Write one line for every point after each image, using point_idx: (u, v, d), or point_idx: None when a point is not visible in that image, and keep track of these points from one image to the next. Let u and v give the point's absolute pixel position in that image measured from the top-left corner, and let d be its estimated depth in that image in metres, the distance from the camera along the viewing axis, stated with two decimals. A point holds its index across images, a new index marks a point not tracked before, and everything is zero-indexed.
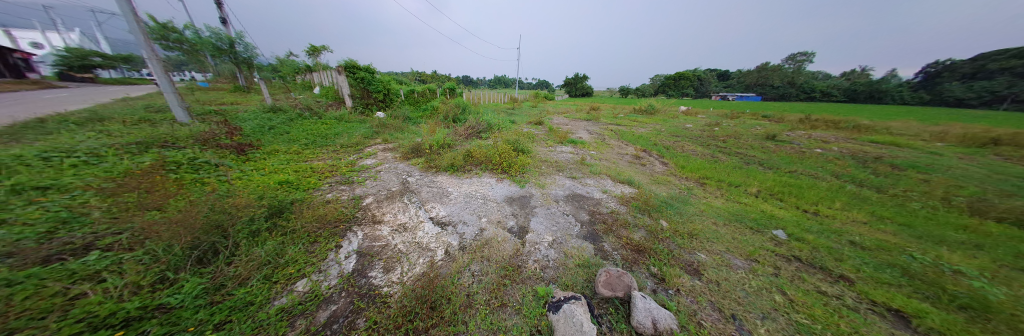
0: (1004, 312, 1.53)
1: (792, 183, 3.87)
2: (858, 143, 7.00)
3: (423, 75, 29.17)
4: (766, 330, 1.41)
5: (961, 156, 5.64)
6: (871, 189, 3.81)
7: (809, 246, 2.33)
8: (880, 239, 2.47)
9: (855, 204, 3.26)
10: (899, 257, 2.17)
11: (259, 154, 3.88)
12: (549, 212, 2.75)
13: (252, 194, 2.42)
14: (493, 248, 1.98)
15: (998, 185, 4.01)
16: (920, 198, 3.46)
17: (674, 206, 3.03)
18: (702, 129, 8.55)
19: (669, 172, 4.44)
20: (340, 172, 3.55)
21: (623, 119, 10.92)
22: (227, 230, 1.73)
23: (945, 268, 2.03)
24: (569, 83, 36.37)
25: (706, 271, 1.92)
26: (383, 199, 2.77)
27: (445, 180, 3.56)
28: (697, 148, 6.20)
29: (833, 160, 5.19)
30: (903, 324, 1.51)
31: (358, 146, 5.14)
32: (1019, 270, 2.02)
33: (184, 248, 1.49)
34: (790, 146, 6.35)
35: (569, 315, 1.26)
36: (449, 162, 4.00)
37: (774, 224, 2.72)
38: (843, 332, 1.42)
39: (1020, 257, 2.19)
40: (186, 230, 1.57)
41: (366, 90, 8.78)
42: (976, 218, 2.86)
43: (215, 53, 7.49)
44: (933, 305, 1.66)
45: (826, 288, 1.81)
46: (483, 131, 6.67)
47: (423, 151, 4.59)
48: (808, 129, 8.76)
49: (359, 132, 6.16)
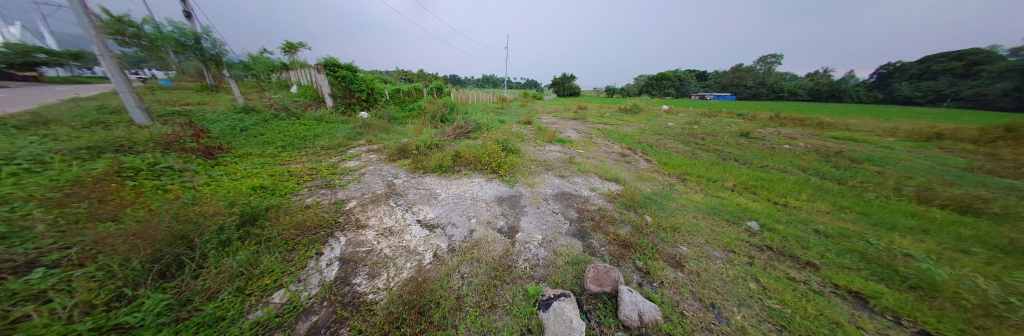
0: (947, 291, 1.71)
1: (764, 177, 4.13)
2: (822, 139, 7.58)
3: (409, 74, 28.44)
4: (742, 317, 1.50)
5: (909, 150, 6.24)
6: (833, 181, 4.14)
7: (779, 235, 2.50)
8: (842, 227, 2.69)
9: (819, 195, 3.52)
10: (857, 243, 2.37)
11: (229, 158, 3.63)
12: (539, 211, 2.77)
13: (222, 201, 2.27)
14: (483, 249, 1.97)
15: (938, 175, 4.48)
16: (875, 188, 3.79)
17: (658, 201, 3.15)
18: (683, 127, 8.94)
19: (653, 169, 4.61)
20: (321, 176, 3.40)
21: (609, 118, 11.20)
22: (194, 240, 1.61)
23: (897, 252, 2.24)
24: (557, 83, 36.79)
25: (688, 263, 2.01)
26: (367, 203, 2.67)
27: (433, 181, 3.49)
28: (679, 145, 6.48)
29: (800, 155, 5.59)
30: (861, 305, 1.66)
31: (340, 148, 4.94)
32: (959, 252, 2.27)
33: (144, 262, 1.37)
34: (762, 143, 6.78)
35: (559, 312, 1.28)
36: (437, 162, 3.93)
37: (748, 216, 2.90)
38: (810, 315, 1.53)
39: (959, 240, 2.45)
40: (148, 242, 1.45)
41: (348, 88, 8.45)
42: (924, 206, 3.17)
43: (179, 49, 6.92)
44: (888, 286, 1.82)
45: (794, 274, 1.95)
46: (472, 131, 6.62)
47: (410, 152, 4.49)
48: (777, 126, 9.38)
49: (341, 133, 5.92)
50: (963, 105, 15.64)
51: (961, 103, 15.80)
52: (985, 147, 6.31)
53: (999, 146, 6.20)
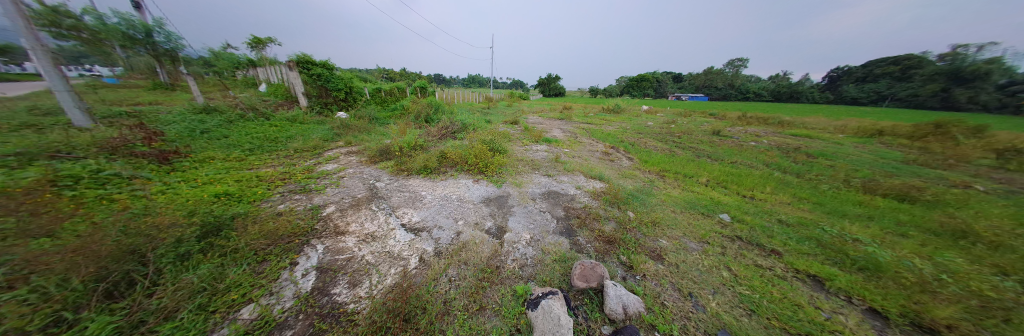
0: (890, 271, 1.94)
1: (734, 172, 4.44)
2: (783, 136, 8.27)
3: (391, 73, 27.47)
4: (717, 304, 1.60)
5: (856, 145, 6.98)
6: (793, 174, 4.54)
7: (748, 226, 2.70)
8: (801, 216, 2.96)
9: (781, 188, 3.85)
10: (814, 231, 2.62)
11: (188, 163, 3.30)
12: (527, 210, 2.79)
13: (179, 211, 2.05)
14: (471, 251, 1.95)
15: (877, 167, 5.06)
16: (828, 180, 4.21)
17: (640, 197, 3.28)
18: (662, 127, 9.38)
19: (635, 166, 4.79)
20: (295, 180, 3.19)
21: (593, 118, 11.51)
22: (147, 255, 1.44)
23: (847, 237, 2.50)
24: (543, 83, 37.20)
25: (667, 255, 2.11)
26: (347, 208, 2.54)
27: (418, 183, 3.39)
28: (658, 143, 6.80)
29: (765, 151, 6.07)
30: (819, 287, 1.83)
31: (316, 150, 4.66)
32: (898, 235, 2.58)
33: (86, 281, 1.19)
34: (731, 140, 7.29)
35: (547, 310, 1.29)
36: (422, 164, 3.83)
37: (721, 208, 3.11)
38: (776, 298, 1.67)
39: (897, 225, 2.79)
40: (90, 259, 1.27)
41: (324, 87, 8.03)
42: (870, 195, 3.57)
43: (126, 43, 6.21)
44: (841, 269, 2.03)
45: (761, 261, 2.11)
46: (458, 131, 6.52)
47: (393, 153, 4.34)
48: (745, 125, 10.12)
49: (318, 134, 5.59)
50: (903, 105, 18.21)
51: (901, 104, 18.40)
52: (913, 142, 7.24)
53: (924, 142, 7.13)
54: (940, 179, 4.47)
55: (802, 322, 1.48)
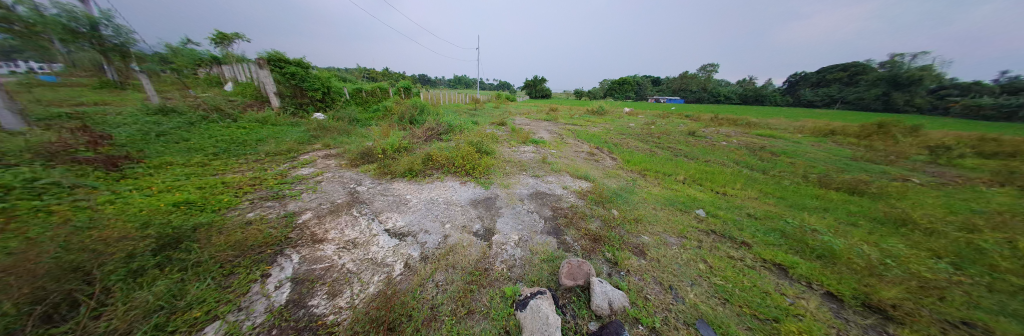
0: (843, 258, 2.15)
1: (708, 170, 4.73)
2: (750, 136, 8.93)
3: (373, 73, 26.54)
4: (694, 295, 1.70)
5: (813, 144, 7.69)
6: (759, 171, 4.91)
7: (721, 220, 2.89)
8: (767, 210, 3.22)
9: (750, 184, 4.15)
10: (779, 223, 2.86)
11: (142, 169, 2.99)
12: (515, 211, 2.79)
13: (132, 223, 1.84)
14: (459, 255, 1.92)
15: (830, 164, 5.60)
16: (789, 176, 4.60)
17: (623, 196, 3.40)
18: (643, 128, 9.80)
19: (618, 166, 4.97)
20: (267, 186, 2.98)
21: (578, 119, 11.79)
22: (93, 273, 1.27)
23: (807, 228, 2.74)
24: (529, 85, 37.59)
25: (649, 251, 2.21)
26: (325, 214, 2.41)
27: (403, 186, 3.30)
28: (639, 144, 7.09)
29: (735, 150, 6.52)
30: (783, 275, 2.00)
31: (290, 154, 4.39)
32: (850, 225, 2.87)
33: (21, 304, 1.01)
34: (705, 140, 7.76)
35: (536, 310, 1.29)
36: (407, 166, 3.72)
37: (697, 204, 3.29)
38: (746, 286, 1.80)
39: (848, 215, 3.10)
40: (24, 278, 1.09)
41: (298, 87, 7.60)
42: (826, 189, 3.94)
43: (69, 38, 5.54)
44: (802, 257, 2.23)
45: (733, 253, 2.26)
46: (444, 133, 6.43)
47: (375, 156, 4.19)
48: (717, 126, 10.82)
49: (292, 137, 5.27)
50: (853, 107, 20.82)
51: (850, 106, 21.02)
52: (859, 141, 8.09)
53: (869, 140, 7.99)
54: (881, 174, 5.03)
55: (770, 307, 1.60)
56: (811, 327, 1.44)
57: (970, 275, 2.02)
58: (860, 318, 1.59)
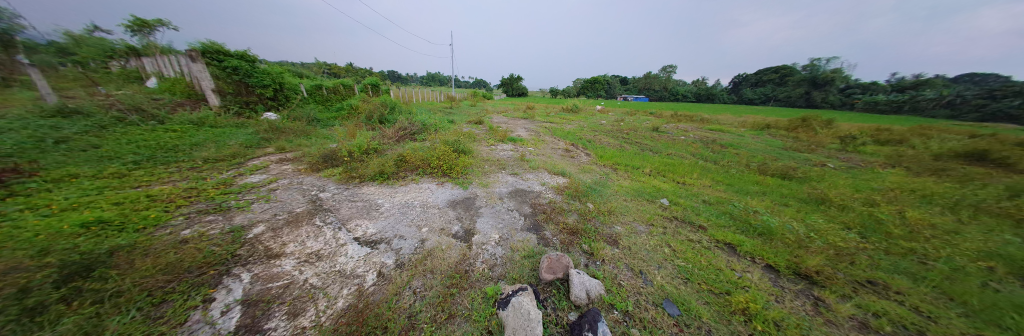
0: (777, 234, 2.52)
1: (670, 163, 5.18)
2: (704, 131, 9.97)
3: (334, 68, 24.39)
4: (661, 277, 1.86)
5: (753, 137, 8.84)
6: (712, 162, 5.51)
7: (681, 207, 3.19)
8: (718, 196, 3.62)
9: (705, 173, 4.64)
10: (728, 207, 3.24)
11: (31, 182, 2.39)
12: (494, 210, 2.78)
13: (19, 250, 1.45)
14: (437, 259, 1.85)
15: (767, 154, 6.49)
16: (736, 165, 5.23)
17: (598, 190, 3.57)
18: (613, 125, 10.37)
19: (592, 161, 5.21)
20: (206, 198, 2.57)
21: (554, 117, 12.08)
22: None
23: (749, 210, 3.15)
24: (506, 83, 37.57)
25: (621, 239, 2.36)
26: (281, 226, 2.16)
27: (374, 190, 3.09)
28: (610, 140, 7.50)
29: (692, 143, 7.24)
30: (732, 252, 2.28)
31: (236, 160, 3.85)
32: (783, 206, 3.36)
33: None
34: (667, 135, 8.49)
35: (517, 307, 1.30)
36: (377, 169, 3.50)
37: (661, 194, 3.59)
38: (703, 265, 2.02)
39: (781, 198, 3.62)
40: None
41: (242, 83, 6.70)
42: (764, 176, 4.56)
43: None
44: (747, 236, 2.56)
45: (693, 236, 2.51)
46: (418, 132, 6.17)
47: (340, 159, 3.86)
48: (677, 122, 11.90)
49: (238, 140, 4.62)
50: (783, 103, 24.74)
51: (781, 103, 24.95)
52: (788, 133, 9.48)
53: (795, 132, 9.39)
54: (806, 161, 5.96)
55: (723, 282, 1.82)
56: (756, 296, 1.66)
57: (867, 241, 2.51)
58: (792, 284, 1.88)
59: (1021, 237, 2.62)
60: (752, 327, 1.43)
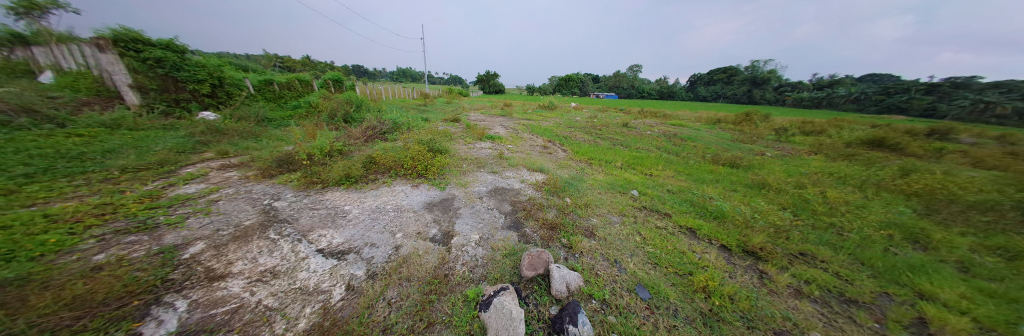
0: (728, 217, 2.84)
1: (639, 156, 5.54)
2: (667, 125, 10.85)
3: (286, 60, 21.79)
4: (634, 264, 1.98)
5: (708, 131, 9.83)
6: (674, 154, 6.02)
7: (649, 197, 3.44)
8: (680, 185, 3.97)
9: (668, 164, 5.05)
10: (689, 194, 3.56)
11: None
12: (474, 210, 2.73)
13: None
14: (414, 265, 1.77)
15: (719, 145, 7.26)
16: (694, 156, 5.78)
17: (575, 184, 3.69)
18: (588, 121, 10.76)
19: (569, 157, 5.37)
20: (125, 216, 2.13)
21: (531, 114, 12.19)
22: None
23: (707, 196, 3.51)
24: (481, 79, 36.95)
25: (597, 231, 2.46)
26: (225, 243, 1.86)
27: (338, 196, 2.83)
28: (585, 136, 7.79)
29: (656, 138, 7.84)
30: (693, 236, 2.52)
31: (164, 168, 3.27)
32: (733, 191, 3.79)
33: None
34: (635, 130, 9.08)
35: (499, 308, 1.29)
36: (343, 173, 3.23)
37: (632, 186, 3.83)
38: (669, 250, 2.20)
39: (732, 184, 4.09)
40: None
41: (170, 77, 5.65)
42: (718, 165, 5.10)
43: None
44: (706, 220, 2.85)
45: (660, 223, 2.72)
46: (389, 132, 5.80)
47: (299, 163, 3.49)
48: (643, 118, 12.76)
49: (167, 144, 3.92)
50: (731, 100, 28.09)
51: (729, 99, 28.30)
52: (735, 127, 10.72)
53: (741, 126, 10.66)
54: (750, 151, 6.79)
55: (686, 264, 2.00)
56: (714, 274, 1.86)
57: (798, 219, 2.95)
58: (741, 260, 2.14)
59: (910, 208, 3.28)
60: (711, 303, 1.60)
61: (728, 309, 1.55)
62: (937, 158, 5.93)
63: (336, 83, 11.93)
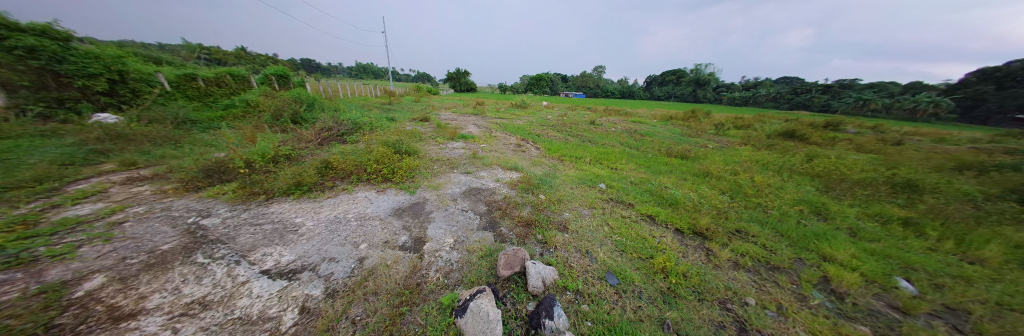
0: (680, 203, 3.19)
1: (606, 151, 5.90)
2: (629, 122, 11.77)
3: (214, 52, 18.48)
4: (603, 253, 2.12)
5: (663, 126, 10.92)
6: (635, 148, 6.55)
7: (615, 189, 3.70)
8: (641, 176, 4.33)
9: (631, 158, 5.47)
10: (649, 185, 3.90)
11: None
12: (447, 213, 2.64)
13: None
14: (381, 277, 1.65)
15: (672, 139, 8.11)
16: (651, 150, 6.35)
17: (548, 181, 3.79)
18: (558, 119, 11.09)
19: (542, 154, 5.49)
20: None
21: (504, 113, 12.19)
22: None
23: (664, 186, 3.89)
24: (451, 77, 35.75)
25: (569, 225, 2.57)
26: (134, 273, 1.50)
27: (288, 208, 2.51)
28: (556, 133, 8.05)
29: (620, 134, 8.46)
30: (653, 222, 2.78)
31: (43, 185, 2.54)
32: (685, 180, 4.26)
33: None
34: (601, 127, 9.67)
35: (476, 312, 1.26)
36: (293, 180, 2.87)
37: (600, 180, 4.07)
38: (632, 237, 2.39)
39: (684, 174, 4.58)
40: None
41: (47, 71, 4.35)
42: (672, 157, 5.69)
43: None
44: (663, 207, 3.16)
45: (626, 213, 2.94)
46: (349, 134, 5.31)
47: (234, 172, 3.01)
48: (608, 116, 13.64)
49: (46, 155, 3.06)
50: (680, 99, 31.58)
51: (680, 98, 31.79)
52: (685, 122, 12.08)
53: (689, 121, 12.04)
54: (696, 144, 7.71)
55: (647, 249, 2.20)
56: (671, 255, 2.08)
57: (734, 201, 3.43)
58: (691, 241, 2.42)
59: (815, 186, 4.06)
60: (669, 282, 1.78)
61: (683, 286, 1.74)
62: (832, 145, 7.41)
63: (280, 79, 10.49)
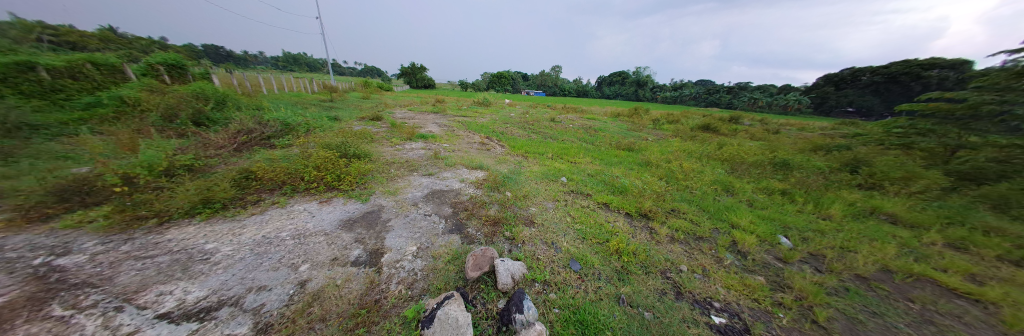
0: (629, 190, 3.59)
1: (566, 147, 6.26)
2: (584, 119, 12.71)
3: None
4: (566, 242, 2.26)
5: (613, 122, 12.10)
6: (590, 143, 7.12)
7: (575, 181, 3.96)
8: (598, 169, 4.72)
9: (588, 152, 5.92)
10: (604, 176, 4.29)
11: None
12: (408, 220, 2.46)
13: None
14: (330, 299, 1.45)
15: (620, 134, 9.06)
16: (605, 144, 6.98)
17: (513, 178, 3.85)
18: (521, 117, 11.28)
19: (506, 152, 5.54)
20: None
21: (466, 111, 11.87)
22: None
23: (617, 176, 4.31)
24: (406, 72, 33.28)
25: (535, 219, 2.66)
26: None
27: (194, 232, 2.01)
28: (520, 131, 8.20)
29: (578, 130, 9.08)
30: (608, 209, 3.07)
31: None
32: (632, 170, 4.81)
33: None
34: (561, 124, 10.22)
35: (445, 318, 1.22)
36: (199, 197, 2.31)
37: (562, 174, 4.30)
38: (591, 224, 2.61)
39: (632, 164, 5.16)
40: None
41: None
42: (621, 150, 6.34)
43: None
44: (616, 195, 3.52)
45: (585, 203, 3.18)
46: (281, 137, 4.50)
47: (108, 192, 2.28)
48: (566, 113, 14.50)
49: None
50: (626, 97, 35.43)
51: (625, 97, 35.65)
52: (631, 118, 13.59)
53: (634, 117, 13.57)
54: (640, 137, 8.77)
55: (603, 233, 2.43)
56: (623, 238, 2.33)
57: (671, 185, 4.02)
58: (638, 223, 2.76)
59: (726, 169, 5.03)
60: (622, 261, 2.00)
61: (633, 263, 1.98)
62: (736, 135, 9.27)
63: (172, 69, 8.18)
